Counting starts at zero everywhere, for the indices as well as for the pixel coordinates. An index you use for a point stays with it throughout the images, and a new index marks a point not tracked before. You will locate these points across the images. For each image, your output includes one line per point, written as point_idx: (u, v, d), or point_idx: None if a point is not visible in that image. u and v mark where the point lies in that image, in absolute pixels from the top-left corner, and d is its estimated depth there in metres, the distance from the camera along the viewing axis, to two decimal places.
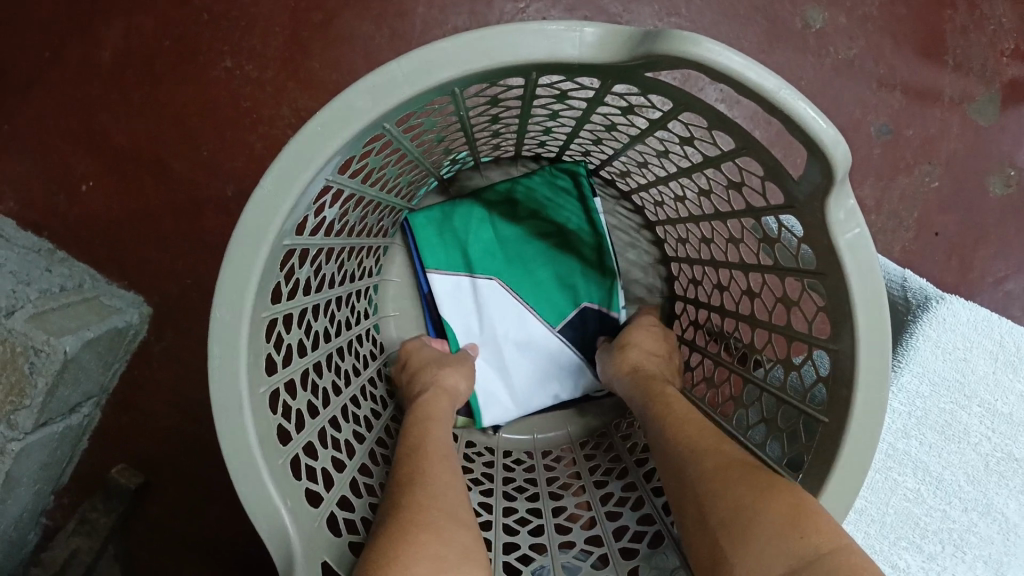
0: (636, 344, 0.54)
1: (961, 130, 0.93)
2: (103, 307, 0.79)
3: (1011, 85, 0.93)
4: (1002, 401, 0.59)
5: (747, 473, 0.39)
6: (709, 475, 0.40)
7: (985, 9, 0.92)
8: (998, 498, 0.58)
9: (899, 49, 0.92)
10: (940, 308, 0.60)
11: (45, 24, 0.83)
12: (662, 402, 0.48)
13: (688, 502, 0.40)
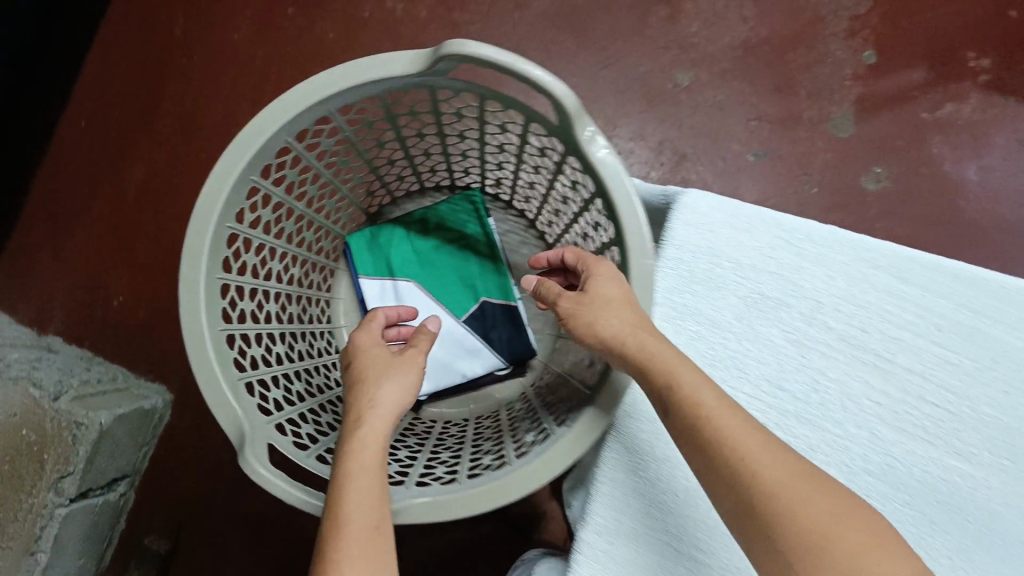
0: (606, 298, 0.52)
1: (827, 143, 1.12)
2: (132, 395, 0.99)
3: (861, 100, 1.12)
4: None
5: (819, 487, 0.44)
6: (782, 483, 0.43)
7: (823, 47, 1.14)
8: None
9: (758, 92, 1.13)
10: None
11: (91, 184, 1.12)
12: (687, 390, 0.47)
13: (766, 515, 0.43)
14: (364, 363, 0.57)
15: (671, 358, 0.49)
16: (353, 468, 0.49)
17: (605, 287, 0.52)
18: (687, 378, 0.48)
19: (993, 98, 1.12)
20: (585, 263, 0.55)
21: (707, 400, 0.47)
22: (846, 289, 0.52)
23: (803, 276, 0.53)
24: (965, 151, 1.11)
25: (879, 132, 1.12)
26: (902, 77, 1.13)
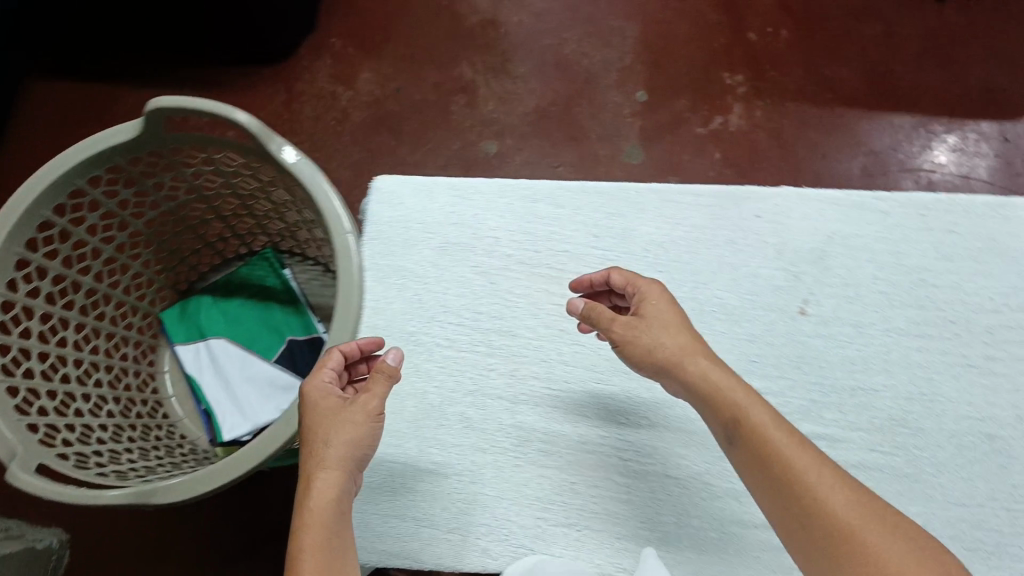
0: (660, 333, 0.68)
1: (627, 171, 1.27)
2: (25, 537, 0.97)
3: (645, 131, 1.30)
4: (433, 221, 0.86)
5: (871, 516, 0.54)
6: (843, 507, 0.55)
7: (602, 98, 1.33)
8: (457, 272, 0.84)
9: (556, 144, 1.30)
10: (375, 187, 0.89)
11: None
12: (751, 421, 0.61)
13: (820, 523, 0.55)
14: (313, 410, 0.58)
15: (744, 395, 0.63)
16: (313, 507, 0.55)
17: (666, 333, 0.68)
18: (756, 412, 0.62)
19: (754, 103, 1.32)
20: (647, 303, 0.71)
21: (777, 437, 0.59)
22: (521, 238, 0.85)
23: (492, 238, 0.86)
24: (744, 153, 1.28)
25: (666, 154, 1.29)
26: (674, 106, 1.32)
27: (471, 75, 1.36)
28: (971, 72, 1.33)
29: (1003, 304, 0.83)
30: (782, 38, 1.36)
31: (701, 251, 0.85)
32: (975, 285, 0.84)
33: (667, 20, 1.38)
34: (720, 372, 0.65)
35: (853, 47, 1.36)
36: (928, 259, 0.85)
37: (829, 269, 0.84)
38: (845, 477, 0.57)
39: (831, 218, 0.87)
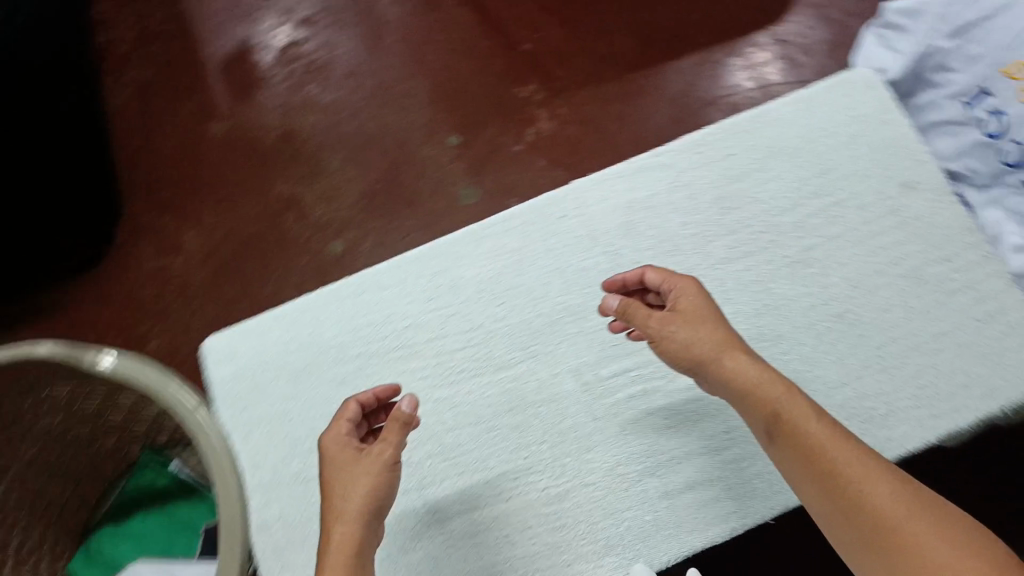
0: (701, 333, 0.74)
1: (468, 217, 1.30)
2: None
3: (470, 170, 1.32)
4: (276, 360, 0.85)
5: (911, 510, 0.62)
6: (889, 510, 0.62)
7: (419, 158, 1.34)
8: (321, 396, 0.84)
9: (396, 218, 1.31)
10: (204, 355, 0.85)
11: None
12: (794, 419, 0.68)
13: (864, 519, 0.63)
14: (334, 458, 0.72)
15: (791, 393, 0.70)
16: (336, 537, 0.67)
17: (701, 334, 0.74)
18: (800, 414, 0.68)
19: (555, 104, 1.35)
20: (684, 300, 0.76)
21: (817, 438, 0.67)
22: (366, 334, 0.85)
23: (337, 349, 0.85)
24: (566, 153, 1.33)
25: (498, 184, 1.31)
26: (486, 137, 1.34)
27: (290, 191, 1.34)
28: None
29: (809, 194, 0.89)
30: (553, 35, 1.38)
31: (530, 272, 0.87)
32: (768, 185, 0.90)
33: (444, 61, 1.39)
34: (765, 373, 0.71)
35: (618, 15, 1.40)
36: (721, 186, 0.90)
37: (645, 232, 0.88)
38: (888, 473, 0.65)
39: (625, 189, 0.90)
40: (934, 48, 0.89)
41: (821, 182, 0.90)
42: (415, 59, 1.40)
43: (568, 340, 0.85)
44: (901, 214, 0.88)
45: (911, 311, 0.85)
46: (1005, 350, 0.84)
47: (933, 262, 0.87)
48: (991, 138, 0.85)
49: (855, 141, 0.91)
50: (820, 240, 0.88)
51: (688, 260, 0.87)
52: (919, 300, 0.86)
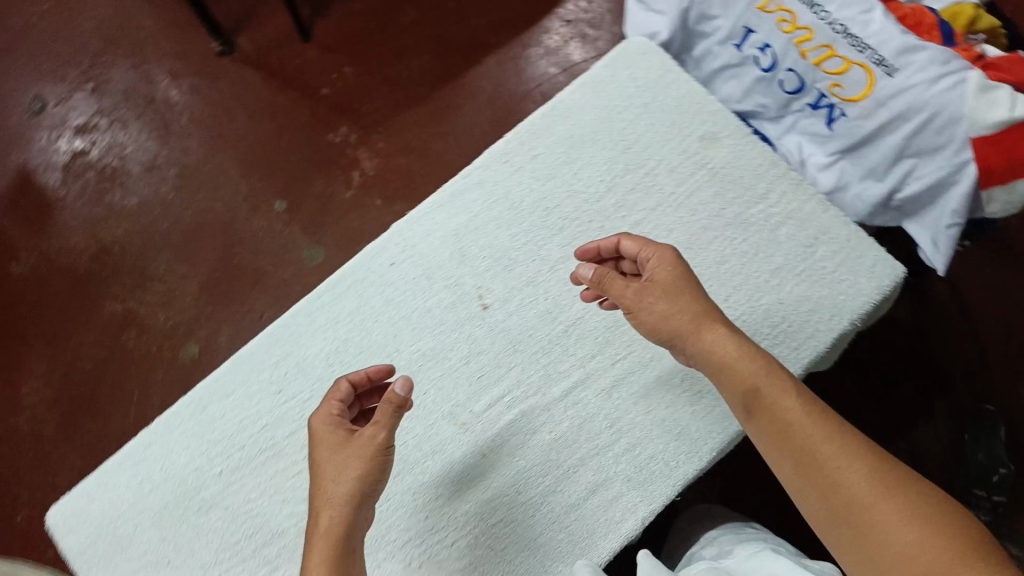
0: (675, 307, 0.68)
1: (317, 278, 1.23)
2: None
3: (305, 229, 1.26)
4: (130, 509, 0.76)
5: (887, 494, 0.56)
6: (860, 489, 0.56)
7: (250, 233, 1.27)
8: (191, 533, 0.74)
9: (247, 298, 1.24)
10: (50, 526, 0.76)
11: None
12: (772, 397, 0.63)
13: (836, 504, 0.57)
14: (325, 441, 0.65)
15: (771, 369, 0.64)
16: (320, 533, 0.61)
17: (676, 306, 0.68)
18: (777, 390, 0.63)
19: (373, 140, 1.30)
20: (659, 269, 0.70)
21: (795, 417, 0.61)
22: (220, 450, 0.76)
23: (192, 475, 0.76)
24: (398, 185, 1.27)
25: (338, 237, 1.25)
26: (312, 192, 1.28)
27: (122, 306, 1.25)
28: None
29: (623, 170, 0.79)
30: (348, 74, 1.33)
31: (376, 333, 0.77)
32: (580, 173, 0.79)
33: (246, 128, 1.32)
34: (745, 351, 0.65)
35: (409, 34, 1.34)
36: (534, 189, 0.80)
37: (477, 257, 0.78)
38: (869, 454, 0.59)
39: (440, 219, 0.79)
40: (688, 3, 0.80)
41: (632, 156, 0.80)
42: (214, 135, 1.32)
43: (436, 386, 0.75)
44: (713, 167, 0.78)
45: (748, 258, 0.75)
46: (849, 264, 0.74)
47: (755, 201, 0.77)
48: (765, 71, 0.77)
49: (655, 103, 0.81)
50: (645, 218, 0.78)
51: (525, 275, 0.78)
52: (753, 243, 0.76)
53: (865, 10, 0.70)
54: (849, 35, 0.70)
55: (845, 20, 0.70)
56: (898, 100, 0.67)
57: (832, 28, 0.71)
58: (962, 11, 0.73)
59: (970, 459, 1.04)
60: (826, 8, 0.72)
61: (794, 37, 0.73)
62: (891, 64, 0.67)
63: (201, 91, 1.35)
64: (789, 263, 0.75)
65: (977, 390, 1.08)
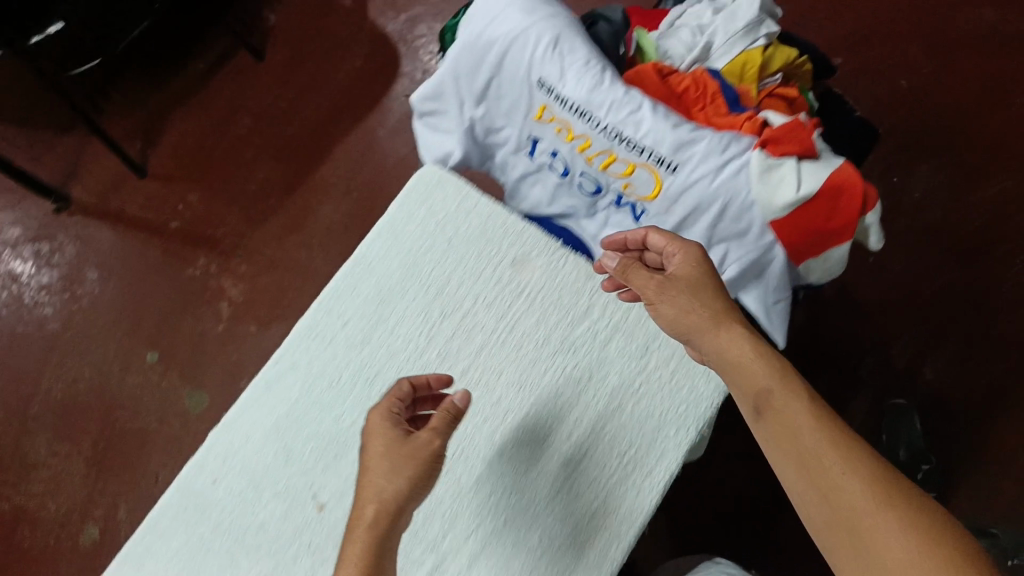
0: (690, 301, 0.56)
1: (208, 423, 1.17)
2: None
3: (184, 375, 1.19)
4: None
5: (893, 509, 0.45)
6: (866, 501, 0.45)
7: (128, 393, 1.19)
8: None
9: (138, 463, 1.16)
10: None
11: None
12: (782, 398, 0.51)
13: (837, 515, 0.46)
14: (371, 437, 0.56)
15: (779, 366, 0.52)
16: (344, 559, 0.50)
17: (685, 302, 0.56)
18: (789, 388, 0.51)
19: (235, 264, 1.23)
20: (681, 263, 0.57)
21: (801, 420, 0.50)
22: None
23: None
24: (270, 306, 1.20)
25: (219, 375, 1.18)
26: (182, 335, 1.21)
27: (9, 504, 1.17)
28: (340, 67, 1.30)
29: (439, 318, 0.66)
30: (195, 202, 1.26)
31: (207, 568, 0.63)
32: (397, 331, 0.66)
33: (101, 282, 1.25)
34: (753, 349, 0.53)
35: (249, 145, 1.27)
36: (349, 360, 0.65)
37: (305, 447, 0.64)
38: (880, 464, 0.47)
39: (255, 417, 0.65)
40: (468, 120, 0.65)
41: (448, 299, 0.66)
42: (69, 298, 1.25)
43: None
44: (530, 293, 0.66)
45: (580, 384, 0.64)
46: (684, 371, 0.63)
47: (577, 321, 0.66)
48: (563, 176, 0.64)
49: (459, 233, 0.68)
50: (474, 367, 0.65)
51: (359, 455, 0.63)
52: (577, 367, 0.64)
53: (635, 109, 0.56)
54: (623, 138, 0.57)
55: (617, 124, 0.57)
56: (691, 196, 0.57)
57: (606, 134, 0.57)
58: (749, 59, 0.69)
59: (893, 459, 1.02)
60: (595, 114, 0.57)
61: (575, 145, 0.60)
62: (671, 160, 0.56)
63: (44, 254, 1.26)
64: (622, 382, 0.64)
65: (882, 387, 1.09)
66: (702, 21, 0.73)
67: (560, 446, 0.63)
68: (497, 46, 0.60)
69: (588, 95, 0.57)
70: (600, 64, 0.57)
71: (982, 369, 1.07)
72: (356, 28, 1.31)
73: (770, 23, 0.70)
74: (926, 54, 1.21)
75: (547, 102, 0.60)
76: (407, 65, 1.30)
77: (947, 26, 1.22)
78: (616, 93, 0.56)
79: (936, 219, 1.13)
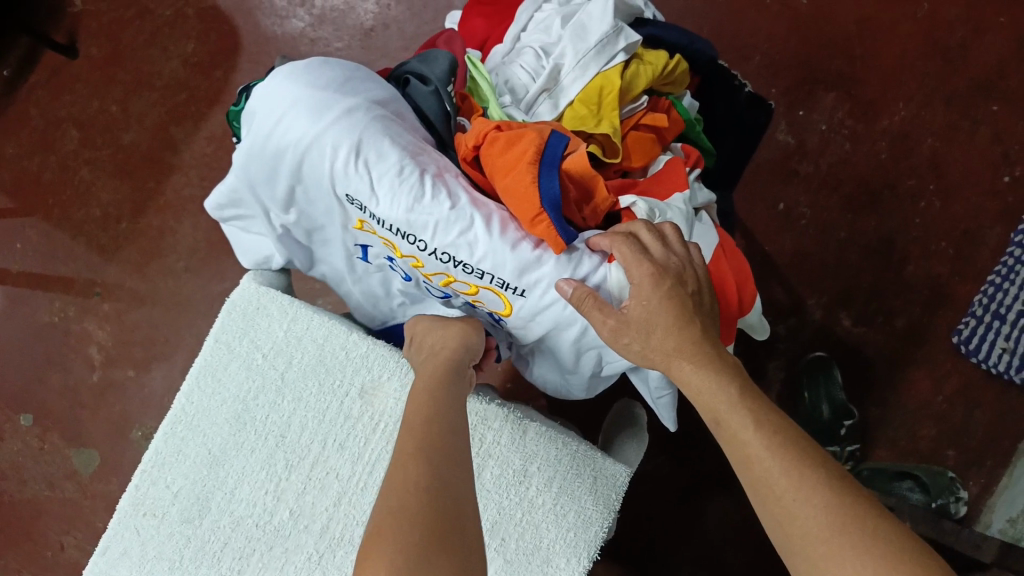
0: (668, 337, 0.47)
1: (99, 478, 1.06)
2: None
3: (65, 434, 1.08)
4: None
5: (848, 536, 0.38)
6: (814, 531, 0.39)
7: (5, 460, 1.08)
8: None
9: (33, 533, 1.06)
10: None
11: None
12: (732, 425, 0.44)
13: (791, 547, 0.40)
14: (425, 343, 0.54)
15: (735, 390, 0.45)
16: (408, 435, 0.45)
17: (657, 343, 0.47)
18: (736, 415, 0.44)
19: (96, 303, 1.10)
20: (635, 301, 0.47)
21: (754, 447, 0.42)
22: None
23: None
24: (142, 344, 1.09)
25: (104, 427, 1.08)
26: (52, 389, 1.09)
27: None
28: (170, 53, 1.15)
29: (284, 471, 0.57)
30: (35, 236, 1.12)
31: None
32: (237, 495, 0.57)
33: None
34: (707, 373, 0.45)
35: (83, 161, 1.13)
36: (188, 539, 0.56)
37: None
38: (836, 481, 0.40)
39: None
40: (281, 226, 0.55)
41: (291, 447, 0.57)
42: None
43: None
44: (385, 427, 0.57)
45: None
46: (573, 491, 0.57)
47: None
48: (406, 279, 0.57)
49: (292, 365, 0.58)
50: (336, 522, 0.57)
51: None
52: None
53: (467, 227, 0.49)
54: (458, 262, 0.50)
55: (447, 247, 0.49)
56: (545, 317, 0.51)
57: (438, 257, 0.50)
58: (607, 82, 0.58)
59: (817, 418, 1.01)
60: (420, 236, 0.49)
61: (407, 261, 0.53)
62: (518, 286, 0.50)
63: None
64: (506, 513, 0.56)
65: (801, 345, 1.07)
66: (547, 39, 0.61)
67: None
68: (290, 157, 0.48)
69: (407, 217, 0.48)
70: (424, 170, 0.48)
71: (897, 308, 1.06)
72: (179, 5, 1.17)
73: (629, 33, 0.58)
74: None
75: (363, 217, 0.51)
76: (244, 39, 1.14)
77: None
78: (444, 215, 0.48)
79: (834, 155, 1.09)
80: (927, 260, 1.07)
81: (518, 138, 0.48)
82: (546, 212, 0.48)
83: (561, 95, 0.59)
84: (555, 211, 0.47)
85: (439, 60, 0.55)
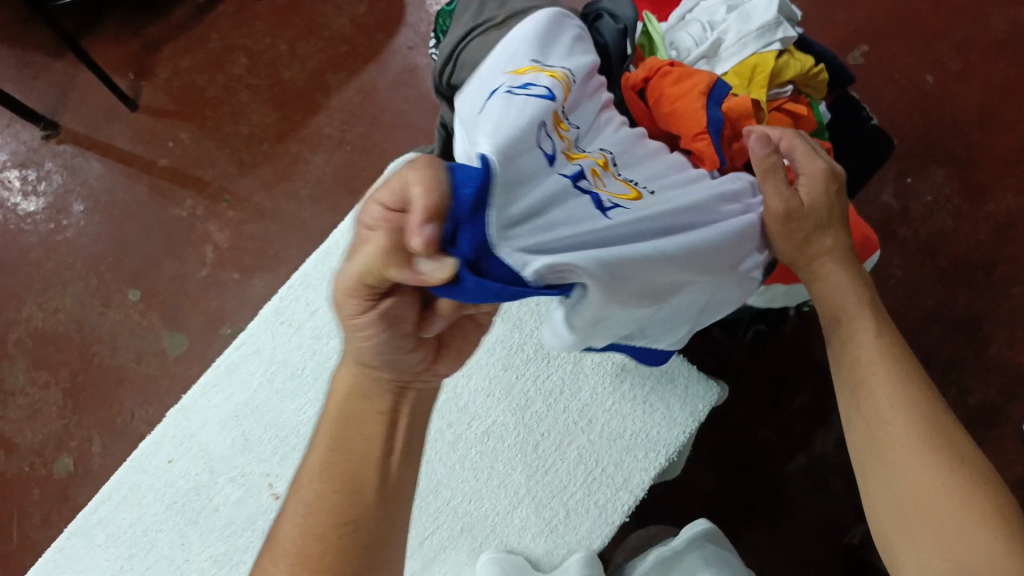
0: (823, 229, 0.58)
1: (182, 363, 1.14)
2: None
3: (164, 316, 1.17)
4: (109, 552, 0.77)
5: (928, 446, 0.49)
6: (899, 430, 0.50)
7: (106, 327, 1.17)
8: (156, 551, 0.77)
9: (113, 399, 1.13)
10: None
11: None
12: (851, 328, 0.56)
13: (872, 439, 0.51)
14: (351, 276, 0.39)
15: (862, 299, 0.57)
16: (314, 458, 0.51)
17: (813, 233, 0.57)
18: (857, 321, 0.56)
19: (222, 209, 1.21)
20: (809, 187, 0.57)
21: (867, 352, 0.54)
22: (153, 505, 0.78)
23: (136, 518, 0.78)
24: (254, 254, 1.18)
25: (200, 320, 1.16)
26: (163, 276, 1.19)
27: None
28: (342, 11, 1.28)
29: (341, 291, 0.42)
30: (186, 140, 1.24)
31: (160, 545, 0.77)
32: None
33: (87, 215, 1.22)
34: (841, 276, 0.57)
35: (244, 85, 1.26)
36: None
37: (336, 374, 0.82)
38: (929, 402, 0.51)
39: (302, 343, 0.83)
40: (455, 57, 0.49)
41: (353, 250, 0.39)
42: (54, 228, 1.22)
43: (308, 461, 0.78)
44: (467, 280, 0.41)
45: (552, 397, 0.76)
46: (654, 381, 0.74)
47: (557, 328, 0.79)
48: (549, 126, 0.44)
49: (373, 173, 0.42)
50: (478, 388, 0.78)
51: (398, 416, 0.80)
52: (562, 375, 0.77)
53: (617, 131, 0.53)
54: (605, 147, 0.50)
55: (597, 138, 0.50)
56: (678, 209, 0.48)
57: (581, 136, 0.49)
58: (761, 61, 0.64)
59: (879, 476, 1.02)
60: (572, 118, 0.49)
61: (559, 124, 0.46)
62: (645, 186, 0.50)
63: (31, 180, 1.24)
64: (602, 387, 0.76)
65: None
66: (714, 18, 0.69)
67: (530, 460, 0.74)
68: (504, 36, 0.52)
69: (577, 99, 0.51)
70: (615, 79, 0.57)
71: (973, 386, 1.07)
72: None
73: (788, 27, 0.65)
74: (937, 53, 1.20)
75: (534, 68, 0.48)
76: (411, 14, 1.27)
77: (963, 34, 1.21)
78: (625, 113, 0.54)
79: (933, 227, 1.13)
80: (1010, 345, 1.08)
81: (688, 75, 0.57)
82: (708, 132, 0.56)
83: (718, 64, 0.67)
84: (716, 134, 0.55)
85: (625, 5, 0.62)
